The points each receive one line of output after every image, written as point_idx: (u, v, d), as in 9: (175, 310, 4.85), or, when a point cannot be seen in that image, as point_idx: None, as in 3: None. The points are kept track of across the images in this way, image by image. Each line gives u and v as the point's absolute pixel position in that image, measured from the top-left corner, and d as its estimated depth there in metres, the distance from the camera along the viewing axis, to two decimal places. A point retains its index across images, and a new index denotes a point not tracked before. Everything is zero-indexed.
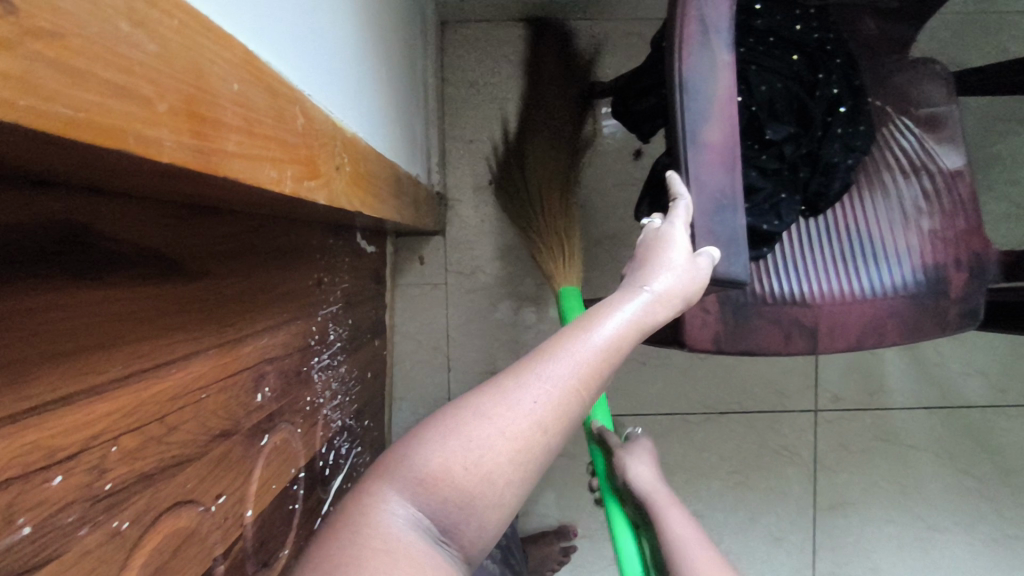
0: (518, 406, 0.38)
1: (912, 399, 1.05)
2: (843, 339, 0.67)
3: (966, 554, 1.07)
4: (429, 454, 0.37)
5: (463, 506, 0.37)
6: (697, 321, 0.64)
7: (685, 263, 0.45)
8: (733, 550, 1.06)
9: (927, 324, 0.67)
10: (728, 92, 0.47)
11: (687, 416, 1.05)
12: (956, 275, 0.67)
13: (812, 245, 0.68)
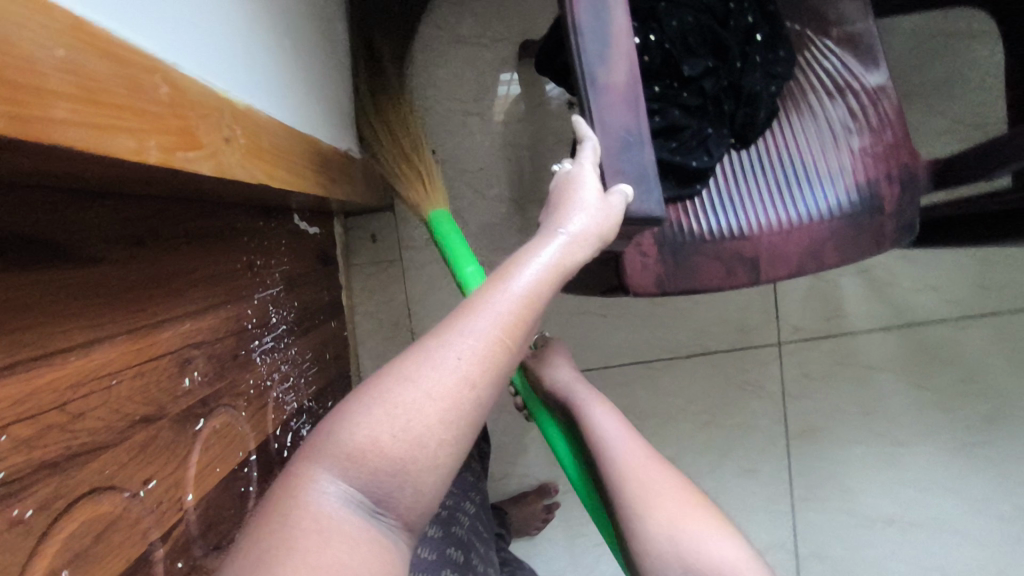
0: (442, 364, 0.35)
1: (871, 322, 1.07)
2: (784, 265, 0.65)
3: (937, 466, 1.10)
4: (352, 427, 0.34)
5: (395, 474, 0.33)
6: (637, 264, 0.62)
7: (603, 201, 0.44)
8: (711, 486, 1.09)
9: (865, 242, 0.66)
10: (624, 29, 0.47)
11: (653, 362, 1.07)
12: (889, 190, 0.66)
13: (746, 176, 0.66)
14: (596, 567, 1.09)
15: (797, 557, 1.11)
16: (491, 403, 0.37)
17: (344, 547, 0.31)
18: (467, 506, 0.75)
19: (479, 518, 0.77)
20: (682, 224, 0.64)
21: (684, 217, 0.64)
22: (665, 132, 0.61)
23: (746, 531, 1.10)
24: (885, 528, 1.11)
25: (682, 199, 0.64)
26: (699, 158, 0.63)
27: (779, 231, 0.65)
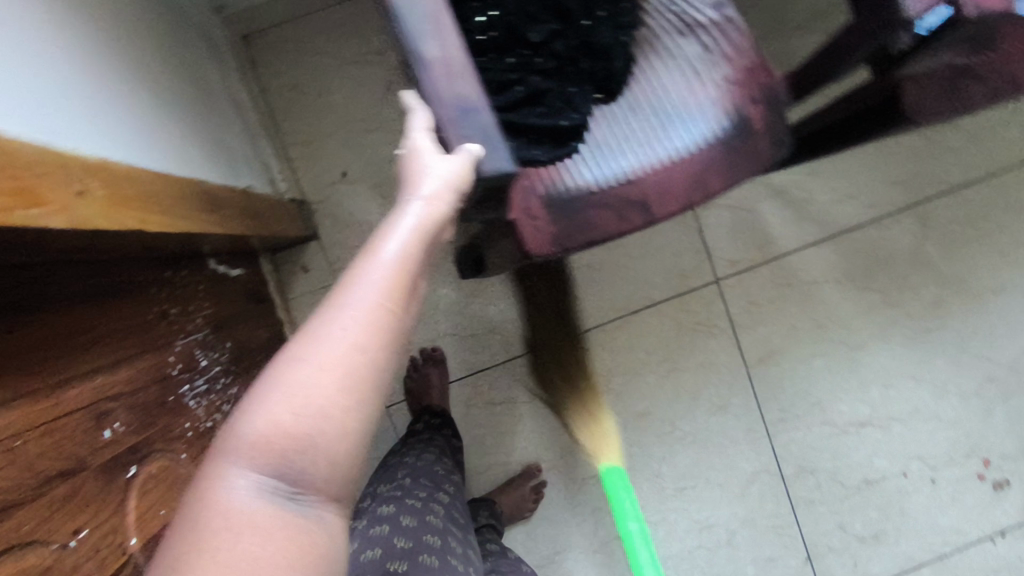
0: (324, 343, 0.37)
1: (799, 239, 1.11)
2: (672, 201, 0.67)
3: (894, 360, 1.14)
4: (251, 418, 0.36)
5: (304, 451, 0.36)
6: (530, 229, 0.64)
7: (455, 162, 0.47)
8: (687, 430, 1.12)
9: (744, 163, 0.68)
10: (438, 5, 0.50)
11: (604, 325, 1.09)
12: (757, 110, 0.68)
13: (620, 126, 0.69)
14: (596, 535, 1.11)
15: (783, 479, 1.14)
16: (389, 365, 0.39)
17: (261, 534, 0.34)
18: (440, 496, 0.78)
19: (454, 503, 0.78)
20: (570, 182, 0.66)
21: (568, 175, 0.66)
22: (530, 99, 0.68)
23: (729, 465, 1.13)
24: (860, 431, 1.14)
25: (564, 157, 0.68)
26: (569, 117, 0.68)
27: (663, 169, 0.67)
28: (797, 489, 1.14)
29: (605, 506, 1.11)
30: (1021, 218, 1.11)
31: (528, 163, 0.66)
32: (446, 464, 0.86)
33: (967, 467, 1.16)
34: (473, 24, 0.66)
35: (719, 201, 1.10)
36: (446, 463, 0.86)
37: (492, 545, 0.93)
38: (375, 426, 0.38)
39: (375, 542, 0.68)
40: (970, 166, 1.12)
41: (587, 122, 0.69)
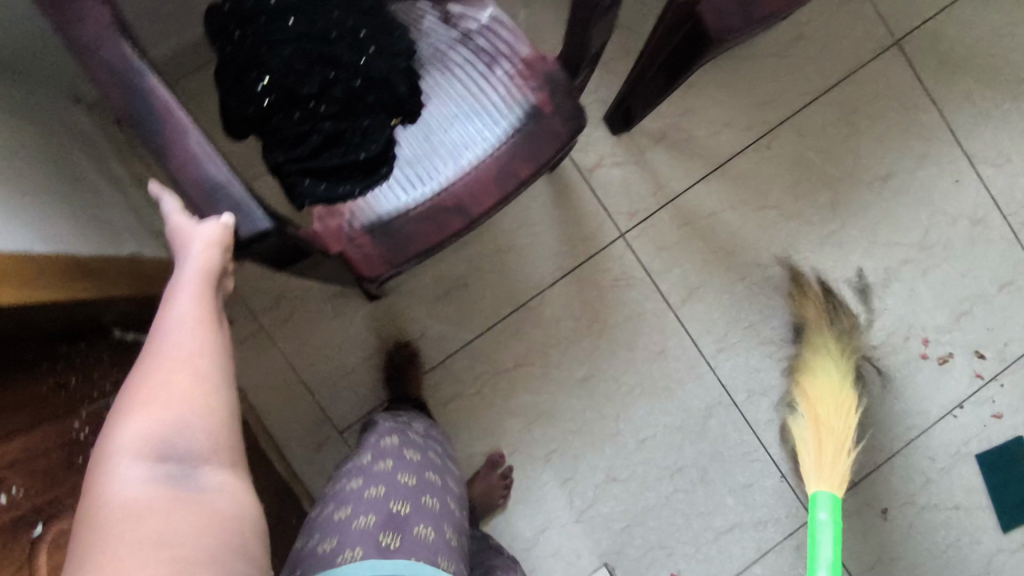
0: (156, 365, 0.46)
1: (689, 177, 1.16)
2: (487, 196, 0.71)
3: (810, 266, 1.18)
4: (122, 436, 0.43)
5: (185, 433, 0.44)
6: (358, 256, 0.70)
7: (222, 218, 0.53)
8: (631, 383, 1.15)
9: (544, 145, 0.72)
10: (166, 104, 0.55)
11: (526, 305, 1.13)
12: (541, 97, 0.72)
13: (424, 143, 0.73)
14: (574, 504, 1.14)
15: (735, 405, 1.18)
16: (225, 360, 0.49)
17: (171, 503, 0.41)
18: (433, 458, 0.83)
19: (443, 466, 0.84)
20: (385, 205, 0.71)
21: (380, 202, 0.71)
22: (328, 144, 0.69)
23: (682, 405, 1.17)
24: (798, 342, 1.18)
25: (375, 185, 0.72)
26: (370, 151, 0.70)
27: (468, 173, 0.72)
28: (751, 413, 1.18)
29: (576, 475, 1.14)
30: (879, 110, 1.19)
31: (339, 202, 0.70)
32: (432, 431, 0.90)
33: (910, 349, 1.20)
34: (252, 90, 0.67)
35: (605, 160, 1.14)
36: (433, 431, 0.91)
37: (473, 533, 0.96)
38: (233, 413, 0.48)
39: (379, 488, 0.73)
40: (827, 70, 1.19)
41: (389, 152, 0.72)
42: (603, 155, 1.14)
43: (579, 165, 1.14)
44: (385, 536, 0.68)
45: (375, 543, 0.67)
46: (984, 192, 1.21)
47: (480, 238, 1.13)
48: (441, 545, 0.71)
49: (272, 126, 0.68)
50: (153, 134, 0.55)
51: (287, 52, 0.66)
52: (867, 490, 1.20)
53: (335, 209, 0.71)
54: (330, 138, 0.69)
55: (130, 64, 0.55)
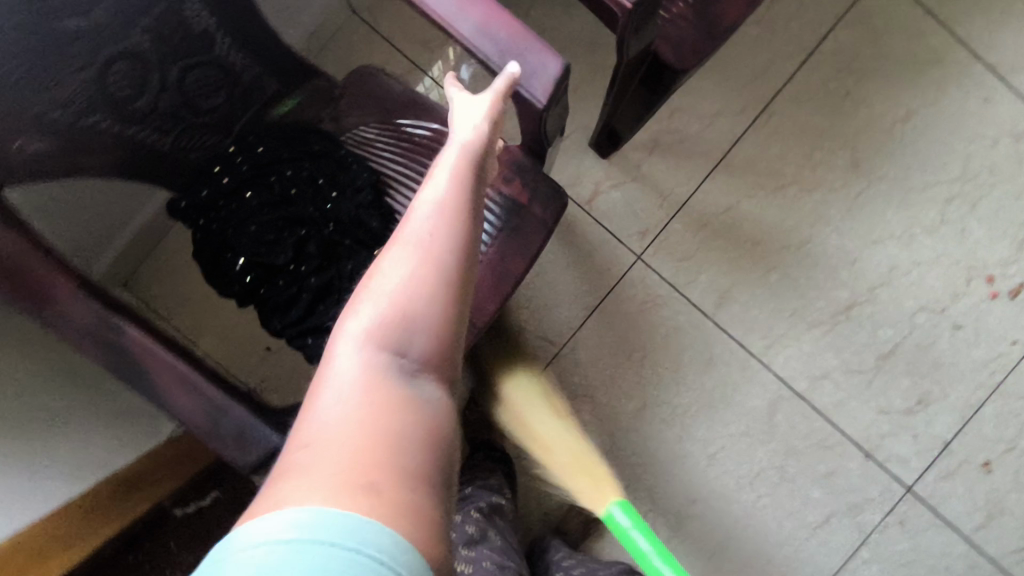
0: (416, 235, 0.47)
1: (694, 179, 1.10)
2: (488, 304, 0.68)
3: (844, 234, 1.11)
4: (364, 323, 0.44)
5: (409, 338, 0.43)
6: None
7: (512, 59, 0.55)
8: (686, 400, 1.12)
9: (531, 237, 0.68)
10: (146, 346, 0.52)
11: (561, 351, 1.11)
12: (516, 187, 0.68)
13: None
14: (660, 534, 1.13)
15: (799, 396, 1.13)
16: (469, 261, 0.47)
17: (389, 397, 0.40)
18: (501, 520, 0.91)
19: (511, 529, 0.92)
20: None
21: None
22: (317, 301, 0.66)
23: (745, 410, 1.13)
24: (849, 315, 1.12)
25: None
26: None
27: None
28: (818, 399, 1.13)
29: (656, 505, 1.13)
30: (880, 49, 1.10)
31: None
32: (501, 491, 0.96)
33: (974, 292, 1.11)
34: (230, 272, 0.66)
35: (604, 185, 1.10)
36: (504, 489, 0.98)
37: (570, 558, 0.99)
38: (456, 327, 0.46)
39: None
40: (813, 23, 1.10)
41: None
42: (600, 180, 1.09)
43: (578, 199, 1.09)
44: None
45: None
46: (1020, 105, 1.10)
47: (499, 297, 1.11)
48: None
49: (260, 300, 0.67)
50: (145, 381, 0.52)
51: (254, 229, 0.66)
52: (963, 448, 1.13)
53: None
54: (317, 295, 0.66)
55: (107, 321, 0.52)
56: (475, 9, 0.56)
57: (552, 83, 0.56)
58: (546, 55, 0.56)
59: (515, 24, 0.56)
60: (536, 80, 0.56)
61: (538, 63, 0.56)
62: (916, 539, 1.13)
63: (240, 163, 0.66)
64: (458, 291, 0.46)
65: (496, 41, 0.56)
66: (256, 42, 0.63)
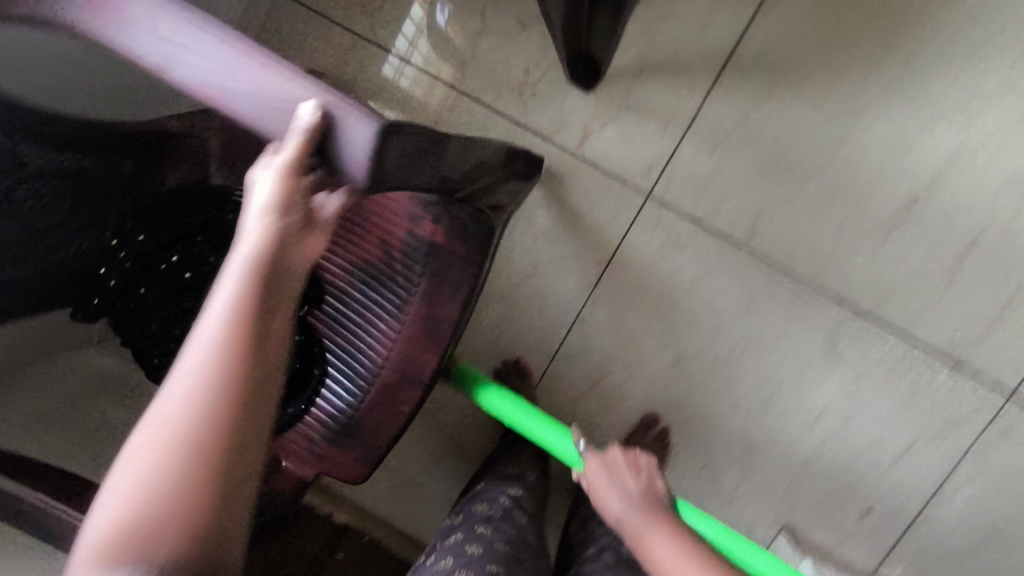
0: (194, 356, 0.44)
1: (699, 91, 0.94)
2: (424, 359, 0.66)
3: (893, 119, 0.92)
4: (129, 463, 0.41)
5: (184, 476, 0.41)
6: (346, 457, 0.74)
7: (312, 99, 0.44)
8: (730, 343, 1.01)
9: (454, 280, 0.62)
10: None
11: (581, 316, 1.02)
12: (428, 224, 0.61)
13: (349, 319, 0.70)
14: (723, 486, 1.05)
15: (864, 316, 0.98)
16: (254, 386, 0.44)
17: (154, 550, 0.39)
18: (513, 537, 0.71)
19: (531, 545, 0.72)
20: (339, 397, 0.71)
21: (334, 404, 0.72)
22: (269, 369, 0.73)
23: (801, 342, 1.00)
24: (912, 214, 0.95)
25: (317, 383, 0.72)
26: (302, 361, 0.73)
27: (397, 338, 0.66)
28: (888, 315, 0.98)
29: (714, 457, 1.05)
30: None
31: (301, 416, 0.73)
32: (522, 499, 0.79)
33: None
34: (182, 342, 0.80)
35: (595, 123, 0.96)
36: (525, 496, 0.80)
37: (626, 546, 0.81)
38: (242, 454, 0.43)
39: (462, 532, 0.70)
40: None
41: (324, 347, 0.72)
42: (589, 119, 0.96)
43: (565, 146, 0.97)
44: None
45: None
46: None
47: (502, 270, 1.02)
48: None
49: None
50: None
51: (178, 331, 0.79)
52: None
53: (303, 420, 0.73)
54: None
55: None
56: (248, 78, 0.44)
57: (365, 159, 0.44)
58: (354, 123, 0.44)
59: (309, 91, 0.44)
60: (348, 162, 0.45)
61: (344, 139, 0.44)
62: None
63: (139, 245, 0.80)
64: (233, 424, 0.43)
65: (290, 114, 0.44)
66: (88, 139, 0.67)
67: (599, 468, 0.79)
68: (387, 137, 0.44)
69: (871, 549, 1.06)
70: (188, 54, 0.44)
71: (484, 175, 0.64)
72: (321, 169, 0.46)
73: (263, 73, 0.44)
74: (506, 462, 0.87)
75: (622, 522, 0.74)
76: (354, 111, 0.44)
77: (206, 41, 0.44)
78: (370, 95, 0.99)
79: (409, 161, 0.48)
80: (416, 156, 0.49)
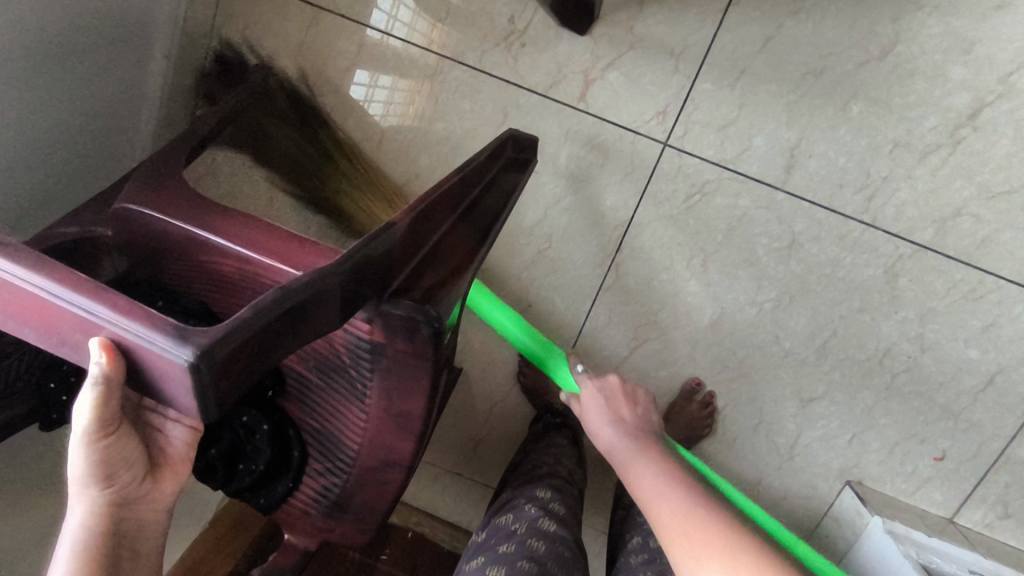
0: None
1: (713, 13, 0.80)
2: (401, 445, 0.57)
3: (948, 12, 0.77)
4: None
5: None
6: (343, 530, 0.66)
7: (96, 336, 0.32)
8: (774, 295, 0.91)
9: (412, 371, 0.52)
10: None
11: (605, 284, 0.93)
12: (362, 321, 0.51)
13: (313, 413, 0.61)
14: (779, 446, 0.98)
15: (925, 248, 0.87)
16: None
17: None
18: (538, 550, 0.65)
19: (560, 556, 0.66)
20: (322, 486, 0.63)
21: (320, 489, 0.64)
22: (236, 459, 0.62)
23: (854, 285, 0.89)
24: (978, 124, 0.81)
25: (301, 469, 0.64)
26: (268, 454, 0.62)
27: (364, 430, 0.58)
28: (953, 244, 0.86)
29: (766, 417, 0.97)
30: None
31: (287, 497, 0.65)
32: (550, 503, 0.72)
33: None
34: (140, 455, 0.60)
35: (595, 69, 0.84)
36: (555, 498, 0.74)
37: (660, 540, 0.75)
38: None
39: (480, 555, 0.66)
40: None
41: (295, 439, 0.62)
42: (588, 65, 0.84)
43: (565, 99, 0.86)
44: None
45: None
46: None
47: (513, 246, 0.93)
48: None
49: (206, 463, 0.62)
50: None
51: None
52: None
53: (295, 500, 0.65)
54: (230, 456, 0.63)
55: None
56: (24, 310, 0.33)
57: (188, 400, 0.33)
58: (158, 356, 0.32)
59: (89, 322, 0.32)
60: (170, 395, 0.34)
61: (157, 373, 0.33)
62: None
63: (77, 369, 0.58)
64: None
65: (82, 345, 0.33)
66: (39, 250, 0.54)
67: (598, 393, 0.74)
68: (206, 368, 0.32)
69: (946, 495, 0.98)
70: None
71: (423, 238, 0.55)
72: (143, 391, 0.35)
73: (34, 301, 0.33)
74: (537, 463, 0.82)
75: (612, 450, 0.68)
76: (154, 334, 0.32)
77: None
78: (343, 72, 0.89)
79: (255, 353, 0.35)
80: (266, 346, 0.36)
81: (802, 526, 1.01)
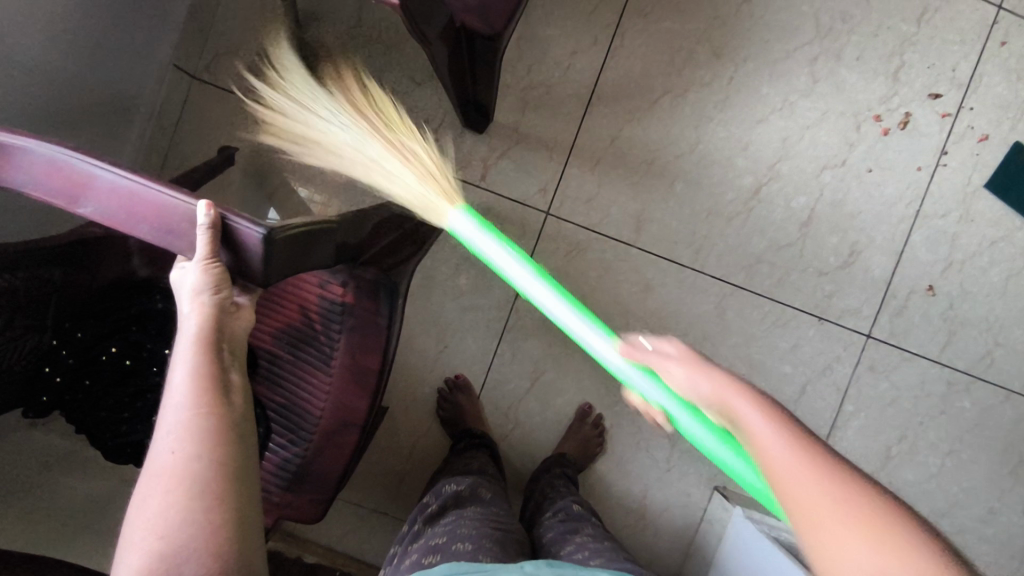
0: (159, 461, 0.45)
1: (574, 120, 1.12)
2: (358, 400, 0.71)
3: (728, 124, 1.14)
4: (140, 521, 0.43)
5: (186, 489, 0.43)
6: (295, 505, 0.75)
7: (201, 200, 0.48)
8: (638, 327, 1.15)
9: (371, 327, 0.70)
10: None
11: (507, 325, 1.14)
12: (334, 287, 0.70)
13: (276, 388, 0.72)
14: (656, 457, 1.17)
15: (740, 287, 1.16)
16: (227, 388, 0.49)
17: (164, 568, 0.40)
18: (479, 509, 0.79)
19: (499, 511, 0.81)
20: (282, 459, 0.73)
21: (279, 462, 0.73)
22: None
23: (695, 318, 1.16)
24: (761, 197, 1.15)
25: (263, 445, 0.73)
26: None
27: (328, 391, 0.71)
28: (759, 284, 1.17)
29: (643, 434, 1.17)
30: None
31: None
32: (484, 481, 0.88)
33: (867, 135, 1.15)
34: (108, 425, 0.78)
35: (491, 158, 1.12)
36: (487, 481, 0.89)
37: (577, 504, 0.91)
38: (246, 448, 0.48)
39: (433, 508, 0.79)
40: None
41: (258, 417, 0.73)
42: (486, 155, 1.12)
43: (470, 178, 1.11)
44: (433, 540, 0.71)
45: (427, 543, 0.71)
46: None
47: (430, 295, 1.13)
48: (490, 535, 0.72)
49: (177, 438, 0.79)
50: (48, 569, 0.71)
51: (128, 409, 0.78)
52: (904, 282, 1.17)
53: None
54: None
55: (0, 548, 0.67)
56: (145, 210, 0.50)
57: (260, 251, 0.50)
58: (247, 227, 0.49)
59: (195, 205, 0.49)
60: (249, 257, 0.51)
61: (241, 241, 0.50)
62: (891, 379, 1.19)
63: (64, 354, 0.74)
64: (232, 499, 0.44)
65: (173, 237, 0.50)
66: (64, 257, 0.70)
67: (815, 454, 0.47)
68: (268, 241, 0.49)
69: None
70: (90, 193, 0.50)
71: None
72: (228, 265, 0.52)
73: (155, 201, 0.49)
74: (464, 462, 0.97)
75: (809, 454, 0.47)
76: (241, 219, 0.49)
77: (103, 180, 0.49)
78: None
79: (296, 248, 0.54)
80: (301, 251, 0.54)
81: (684, 534, 1.18)
